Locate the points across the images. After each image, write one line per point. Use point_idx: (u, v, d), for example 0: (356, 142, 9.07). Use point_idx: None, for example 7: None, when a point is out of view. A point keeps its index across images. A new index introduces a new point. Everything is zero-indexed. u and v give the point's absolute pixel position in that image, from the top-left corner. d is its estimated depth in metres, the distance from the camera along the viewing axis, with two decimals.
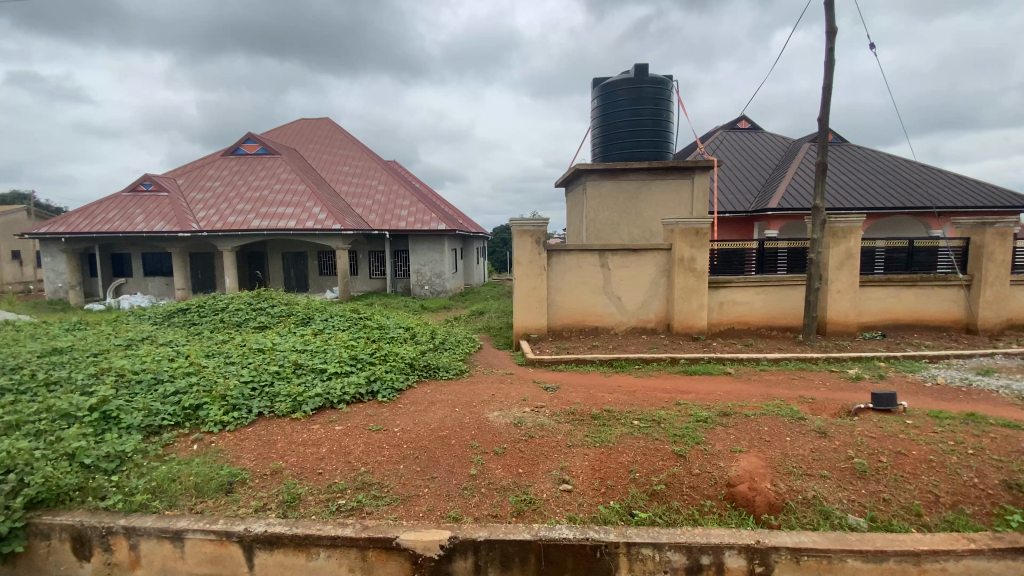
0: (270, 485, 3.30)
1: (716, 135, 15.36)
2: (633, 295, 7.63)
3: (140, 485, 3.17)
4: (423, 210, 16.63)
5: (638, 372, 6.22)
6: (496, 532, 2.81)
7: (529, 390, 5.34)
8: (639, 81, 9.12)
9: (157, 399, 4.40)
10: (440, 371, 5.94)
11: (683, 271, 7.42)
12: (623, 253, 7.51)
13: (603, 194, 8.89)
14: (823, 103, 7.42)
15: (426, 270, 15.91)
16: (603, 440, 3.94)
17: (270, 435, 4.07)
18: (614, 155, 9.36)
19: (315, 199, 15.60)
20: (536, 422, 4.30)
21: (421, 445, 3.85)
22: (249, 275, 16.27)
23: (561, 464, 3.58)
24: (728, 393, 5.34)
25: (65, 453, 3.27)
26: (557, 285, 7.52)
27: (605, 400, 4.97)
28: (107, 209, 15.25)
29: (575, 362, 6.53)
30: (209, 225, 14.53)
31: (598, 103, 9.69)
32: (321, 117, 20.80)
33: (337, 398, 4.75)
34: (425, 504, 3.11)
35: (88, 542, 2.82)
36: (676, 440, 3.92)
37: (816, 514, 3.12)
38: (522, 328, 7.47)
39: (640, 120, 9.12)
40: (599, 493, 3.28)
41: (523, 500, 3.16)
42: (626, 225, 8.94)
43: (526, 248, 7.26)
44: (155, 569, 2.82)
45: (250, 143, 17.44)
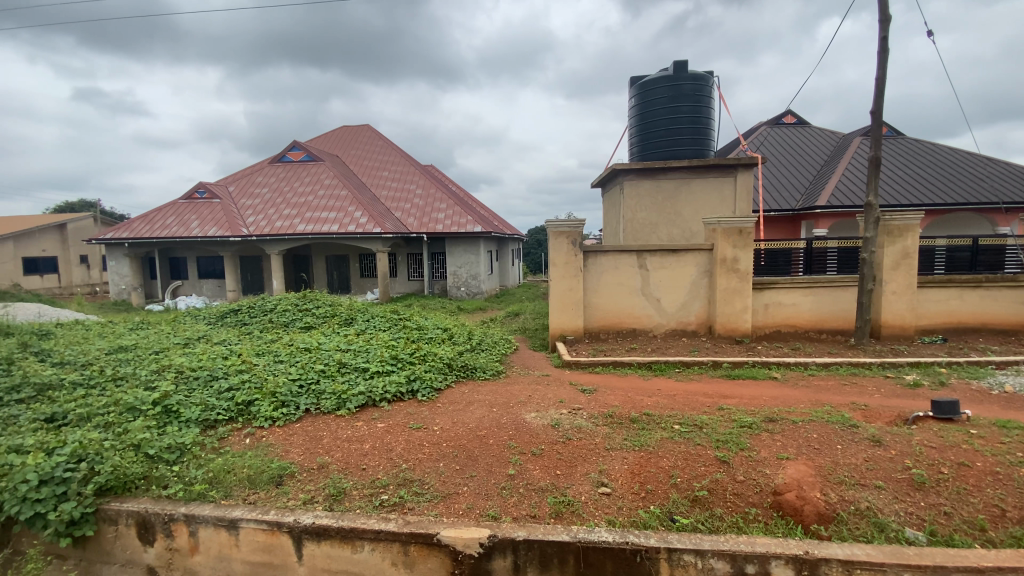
0: (317, 478, 3.43)
1: (760, 131, 14.84)
2: (672, 296, 7.48)
3: (198, 475, 3.35)
4: (460, 213, 16.85)
5: (678, 375, 6.08)
6: (535, 532, 2.82)
7: (566, 392, 5.32)
8: (678, 77, 8.93)
9: (213, 395, 4.66)
10: (477, 371, 6.00)
11: (725, 272, 7.22)
12: (662, 254, 7.38)
13: (641, 194, 8.76)
14: (876, 94, 7.06)
15: (463, 272, 16.10)
16: (643, 444, 3.88)
17: (316, 430, 4.23)
18: (653, 154, 9.20)
19: (356, 204, 16.08)
20: (573, 424, 4.29)
21: (460, 444, 3.90)
22: (295, 278, 16.92)
23: (600, 466, 3.55)
24: (773, 399, 5.15)
25: (132, 444, 3.51)
26: (594, 287, 7.45)
27: (644, 403, 4.89)
28: (165, 215, 16.22)
29: (613, 364, 6.45)
30: (258, 229, 15.21)
31: (635, 102, 9.55)
32: (362, 124, 21.43)
33: (379, 397, 4.88)
34: (464, 502, 3.15)
35: (152, 527, 3.00)
36: (718, 446, 3.82)
37: (870, 526, 2.97)
38: (559, 330, 7.45)
39: (679, 118, 8.94)
40: (638, 497, 3.24)
41: (562, 501, 3.16)
42: (665, 225, 8.77)
43: (562, 249, 7.23)
44: (212, 556, 2.98)
45: (296, 150, 18.20)
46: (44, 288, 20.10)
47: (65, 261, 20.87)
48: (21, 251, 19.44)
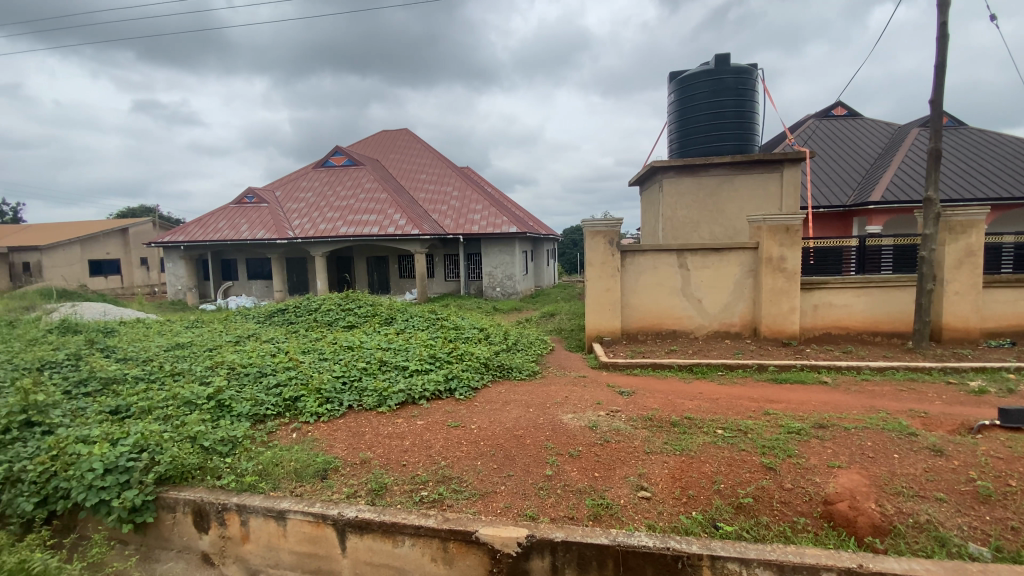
0: (360, 473, 3.52)
1: (807, 124, 14.22)
2: (714, 297, 7.27)
3: (249, 467, 3.51)
4: (495, 213, 16.94)
5: (721, 379, 5.89)
6: (573, 534, 2.80)
7: (604, 394, 5.25)
8: (720, 71, 8.68)
9: (262, 390, 4.86)
10: (513, 371, 6.01)
11: (771, 271, 6.96)
12: (704, 252, 7.18)
13: (681, 192, 8.55)
14: (936, 82, 6.64)
15: (498, 272, 16.18)
16: (684, 448, 3.79)
17: (359, 427, 4.34)
18: (693, 150, 8.96)
19: (395, 206, 16.44)
20: (612, 426, 4.23)
21: (497, 444, 3.92)
22: (337, 278, 17.46)
23: (639, 470, 3.49)
24: (823, 404, 4.91)
25: (188, 436, 3.71)
26: (632, 287, 7.33)
27: (685, 406, 4.77)
28: (217, 219, 17.06)
29: (652, 367, 6.33)
30: (302, 232, 15.78)
31: (675, 97, 9.33)
32: (400, 129, 21.89)
33: (418, 395, 4.96)
34: (502, 501, 3.16)
35: (206, 516, 3.15)
36: (764, 452, 3.68)
37: (929, 540, 2.79)
38: (596, 331, 7.36)
39: (721, 112, 8.68)
40: (679, 502, 3.16)
41: (600, 504, 3.12)
42: (707, 223, 8.54)
43: (599, 249, 7.15)
44: (261, 545, 3.11)
45: (338, 155, 18.78)
46: (108, 288, 21.53)
47: (126, 263, 22.26)
48: (87, 254, 20.93)
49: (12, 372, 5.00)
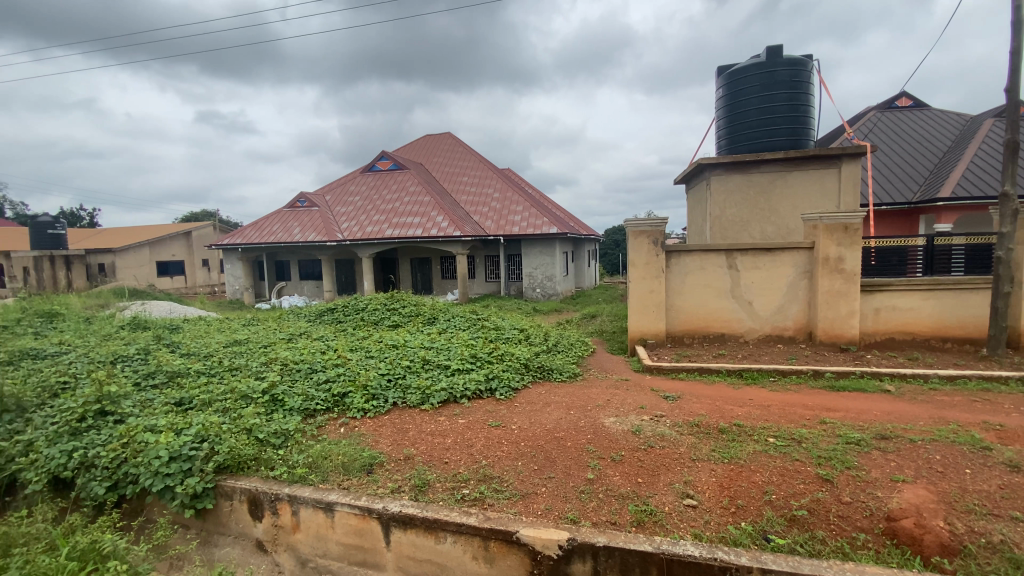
0: (404, 469, 3.60)
1: (867, 117, 13.40)
2: (766, 299, 6.97)
3: (300, 460, 3.65)
4: (536, 214, 16.91)
5: (773, 385, 5.63)
6: (615, 539, 2.74)
7: (647, 398, 5.13)
8: (772, 64, 8.32)
9: (313, 386, 5.06)
10: (554, 373, 5.97)
11: (828, 272, 6.60)
12: (754, 253, 6.91)
13: (729, 190, 8.27)
14: (1014, 67, 6.11)
15: (538, 273, 16.16)
16: (733, 456, 3.65)
17: (403, 423, 4.45)
18: (742, 146, 8.64)
19: (437, 208, 16.74)
20: (656, 431, 4.13)
21: (538, 445, 3.91)
22: (382, 279, 17.94)
23: (685, 477, 3.39)
24: (885, 414, 4.60)
25: (245, 428, 3.91)
26: (677, 288, 7.13)
27: (734, 413, 4.59)
28: (272, 222, 17.90)
29: (698, 371, 6.13)
30: (350, 234, 16.33)
31: (723, 92, 9.02)
32: (443, 132, 22.27)
33: (460, 394, 5.02)
34: (543, 502, 3.15)
35: (261, 504, 3.30)
36: (819, 462, 3.49)
37: (1005, 562, 2.56)
38: (639, 333, 7.21)
39: (773, 107, 8.33)
40: (727, 512, 3.04)
41: (643, 510, 3.04)
42: (757, 222, 8.21)
43: (643, 249, 7.01)
44: (311, 535, 3.23)
45: (384, 160, 19.32)
46: (173, 288, 23.01)
47: (190, 264, 23.73)
48: (155, 256, 22.46)
49: (89, 365, 5.43)
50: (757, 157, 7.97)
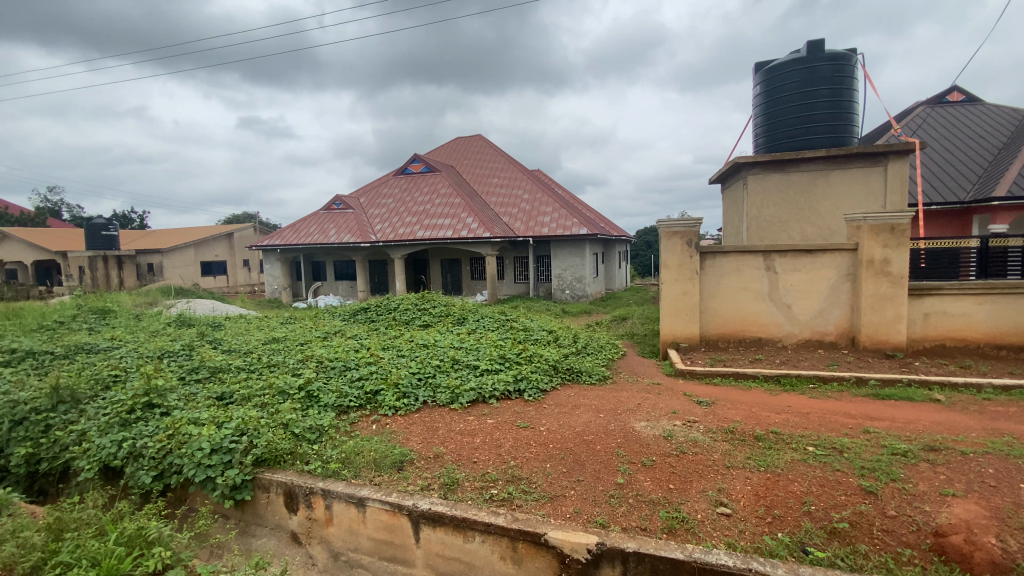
0: (433, 467, 3.64)
1: (915, 112, 12.78)
2: (805, 303, 6.73)
3: (334, 455, 3.74)
4: (566, 215, 16.83)
5: (813, 392, 5.42)
6: (645, 545, 2.69)
7: (679, 402, 5.03)
8: (813, 59, 8.03)
9: (346, 383, 5.18)
10: (583, 375, 5.91)
11: (873, 275, 6.32)
12: (793, 254, 6.68)
13: (766, 190, 8.03)
14: None
15: (568, 275, 16.08)
16: (769, 464, 3.53)
17: (432, 422, 4.50)
18: (781, 144, 8.36)
19: (468, 210, 16.88)
20: (689, 437, 4.03)
21: (567, 447, 3.88)
22: (414, 280, 18.20)
23: (719, 485, 3.30)
24: (935, 425, 4.36)
25: (282, 423, 4.04)
26: (712, 291, 6.97)
27: (771, 420, 4.44)
28: (308, 224, 18.44)
29: (733, 376, 5.96)
30: (383, 235, 16.66)
31: (761, 89, 8.76)
32: (474, 134, 22.45)
33: (489, 394, 5.04)
34: (571, 506, 3.12)
35: (296, 498, 3.39)
36: (862, 474, 3.34)
37: None
38: (671, 337, 7.07)
39: (814, 103, 8.04)
40: (763, 522, 2.95)
41: (675, 517, 2.98)
42: (797, 223, 7.93)
43: (676, 251, 6.87)
44: (344, 529, 3.30)
45: (416, 162, 19.63)
46: (215, 287, 23.98)
47: (231, 264, 24.68)
48: (199, 256, 23.47)
49: (139, 360, 5.73)
50: (796, 156, 7.71)
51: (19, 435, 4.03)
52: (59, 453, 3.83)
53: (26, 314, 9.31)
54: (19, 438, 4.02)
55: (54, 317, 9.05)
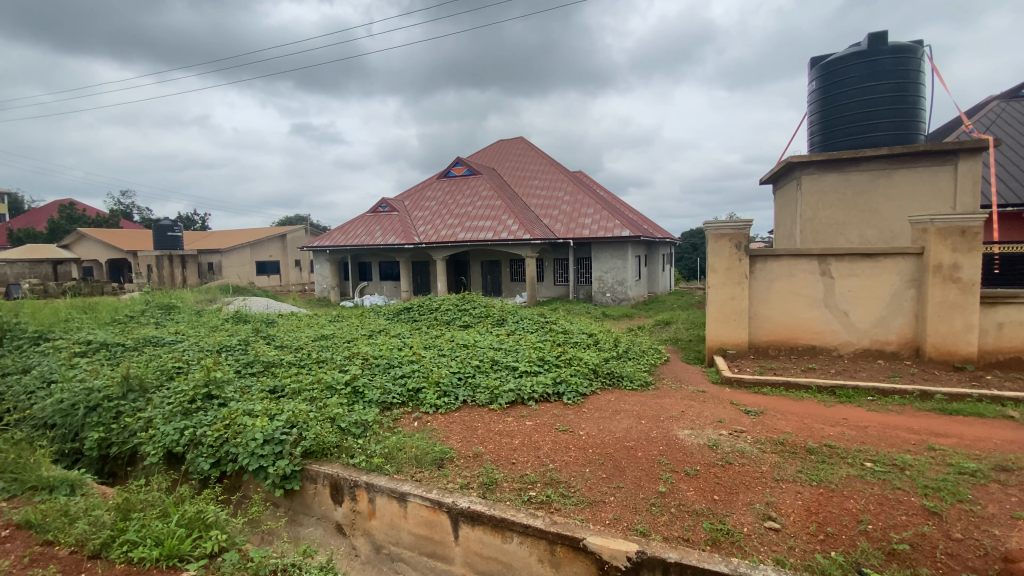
0: (472, 466, 3.67)
1: (991, 105, 11.83)
2: (864, 310, 6.36)
3: (377, 450, 3.84)
4: (607, 217, 16.62)
5: (871, 405, 5.10)
6: (687, 556, 2.62)
7: (725, 411, 4.86)
8: (874, 52, 7.58)
9: (390, 380, 5.32)
10: (624, 380, 5.81)
11: (940, 281, 5.91)
12: (851, 258, 6.34)
13: (822, 191, 7.66)
14: None
15: (609, 277, 15.87)
16: (822, 479, 3.36)
17: (472, 421, 4.55)
18: (838, 142, 7.96)
19: (508, 212, 16.98)
20: (735, 447, 3.90)
21: (607, 453, 3.83)
22: (455, 281, 18.45)
23: (767, 498, 3.17)
24: (1010, 444, 4.03)
25: (329, 417, 4.20)
26: (761, 296, 6.70)
27: (825, 433, 4.22)
28: (355, 225, 19.05)
29: (784, 386, 5.71)
30: (426, 237, 17.00)
31: (816, 86, 8.36)
32: (516, 137, 22.56)
33: (528, 396, 5.05)
34: (611, 512, 3.08)
35: (341, 490, 3.51)
36: (924, 493, 3.13)
37: None
38: (717, 343, 6.84)
39: (875, 99, 7.61)
40: (814, 539, 2.80)
41: (719, 529, 2.88)
42: (855, 226, 7.52)
43: (723, 254, 6.65)
44: (386, 523, 3.38)
45: (458, 165, 19.93)
46: (269, 286, 25.14)
47: (284, 264, 25.80)
48: (255, 256, 24.68)
49: (200, 353, 6.09)
50: (855, 155, 7.32)
51: (94, 419, 4.36)
52: (128, 438, 4.13)
53: (102, 309, 10.06)
54: (94, 423, 4.35)
55: (125, 312, 9.74)
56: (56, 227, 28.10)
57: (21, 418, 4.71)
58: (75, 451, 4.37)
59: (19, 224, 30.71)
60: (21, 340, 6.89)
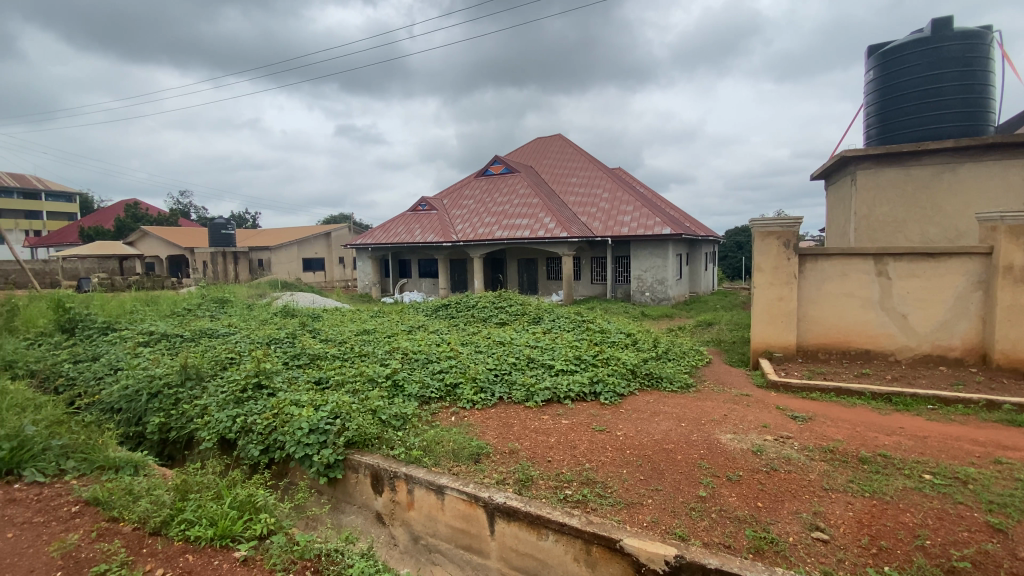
0: (508, 462, 3.70)
1: None
2: (924, 313, 5.99)
3: (416, 442, 3.93)
4: (647, 215, 16.31)
5: (931, 414, 4.79)
6: (728, 563, 2.55)
7: (771, 416, 4.68)
8: (938, 39, 7.10)
9: (429, 375, 5.42)
10: (663, 382, 5.69)
11: (1011, 283, 5.50)
12: (910, 258, 5.98)
13: (879, 186, 7.24)
14: None
15: (648, 276, 15.58)
16: (875, 490, 3.20)
17: (508, 418, 4.58)
18: (896, 135, 7.49)
19: (546, 210, 16.94)
20: (781, 453, 3.75)
21: (645, 455, 3.77)
22: (492, 278, 18.56)
23: (815, 508, 3.04)
24: None
25: (371, 409, 4.33)
26: (811, 297, 6.41)
27: (879, 442, 4.00)
28: (396, 223, 19.48)
29: (835, 392, 5.44)
30: (464, 235, 17.19)
31: (874, 75, 7.89)
32: (554, 134, 22.47)
33: (564, 394, 5.03)
34: (649, 514, 3.03)
35: (381, 480, 3.61)
36: (989, 509, 2.92)
37: None
38: (763, 345, 6.59)
39: (939, 89, 7.14)
40: (866, 553, 2.67)
41: (763, 537, 2.78)
42: (916, 223, 7.08)
43: (770, 252, 6.40)
44: (424, 514, 3.46)
45: (496, 164, 20.05)
46: (315, 282, 26.09)
47: (328, 261, 26.67)
48: (301, 253, 25.66)
49: (251, 345, 6.40)
50: (916, 148, 6.88)
51: (156, 405, 4.66)
52: (186, 423, 4.39)
53: (162, 302, 10.71)
54: (155, 408, 4.65)
55: (183, 305, 10.33)
56: (122, 225, 30.17)
57: (92, 402, 5.08)
58: (138, 434, 4.68)
59: (90, 222, 33.01)
60: (91, 330, 7.42)
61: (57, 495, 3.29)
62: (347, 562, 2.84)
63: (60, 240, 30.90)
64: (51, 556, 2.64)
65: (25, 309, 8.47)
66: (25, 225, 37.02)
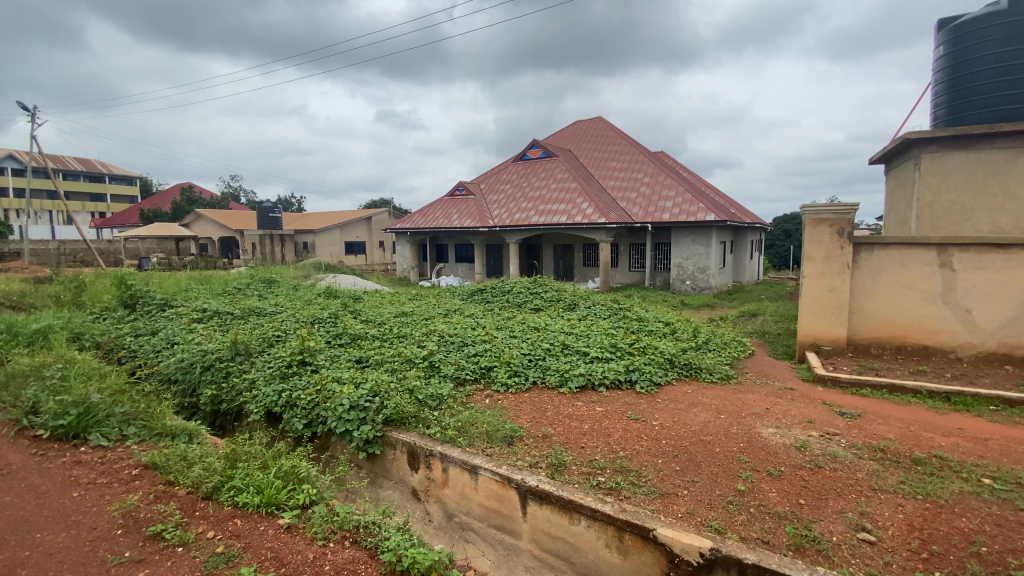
0: (541, 446, 3.71)
1: None
2: (992, 309, 5.57)
3: (450, 423, 4.00)
4: (689, 200, 15.79)
5: (994, 416, 4.47)
6: (766, 559, 2.48)
7: (816, 412, 4.49)
8: (1017, 11, 6.49)
9: (464, 357, 5.49)
10: (703, 373, 5.54)
11: None
12: (978, 249, 5.56)
13: (947, 171, 6.72)
14: None
15: (689, 264, 15.16)
16: (929, 493, 3.03)
17: (542, 403, 4.59)
18: (966, 117, 6.90)
19: (584, 195, 16.69)
20: (827, 450, 3.60)
21: (681, 445, 3.70)
22: (528, 265, 18.52)
23: (861, 508, 2.91)
24: None
25: (408, 388, 4.43)
26: (865, 289, 6.06)
27: (935, 443, 3.78)
28: (434, 208, 19.66)
29: (887, 389, 5.17)
30: (500, 220, 17.18)
31: (943, 51, 7.29)
32: (594, 118, 21.98)
33: (598, 381, 4.99)
34: (684, 505, 2.98)
35: (417, 458, 3.70)
36: None
37: None
38: (811, 338, 6.30)
39: (1016, 66, 6.53)
40: (916, 557, 2.54)
41: (804, 535, 2.69)
42: (987, 212, 6.58)
43: (822, 241, 6.09)
44: (458, 492, 3.52)
45: (535, 148, 19.83)
46: (356, 264, 26.69)
47: (369, 244, 27.15)
48: (343, 237, 26.33)
49: (296, 324, 6.67)
50: (989, 130, 6.35)
51: (208, 377, 4.93)
52: (236, 396, 4.62)
53: (214, 281, 11.24)
54: (208, 381, 4.91)
55: (234, 284, 10.83)
56: (179, 208, 31.98)
57: (151, 373, 5.44)
58: (192, 405, 4.96)
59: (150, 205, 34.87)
60: (151, 306, 7.91)
61: (118, 458, 3.55)
62: (384, 535, 2.93)
63: (122, 221, 32.91)
64: (114, 514, 2.86)
65: (92, 285, 9.08)
66: (93, 208, 39.64)
